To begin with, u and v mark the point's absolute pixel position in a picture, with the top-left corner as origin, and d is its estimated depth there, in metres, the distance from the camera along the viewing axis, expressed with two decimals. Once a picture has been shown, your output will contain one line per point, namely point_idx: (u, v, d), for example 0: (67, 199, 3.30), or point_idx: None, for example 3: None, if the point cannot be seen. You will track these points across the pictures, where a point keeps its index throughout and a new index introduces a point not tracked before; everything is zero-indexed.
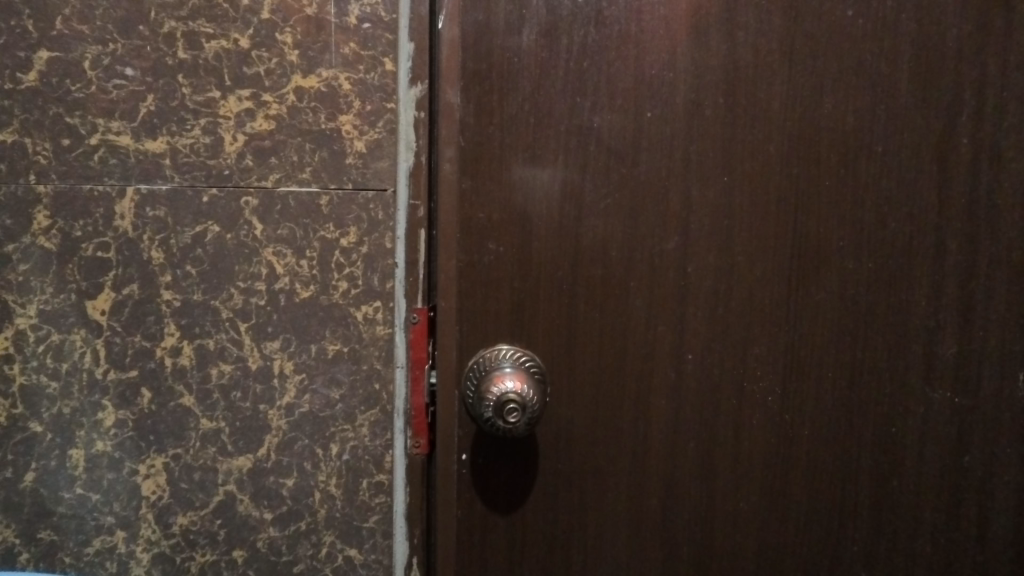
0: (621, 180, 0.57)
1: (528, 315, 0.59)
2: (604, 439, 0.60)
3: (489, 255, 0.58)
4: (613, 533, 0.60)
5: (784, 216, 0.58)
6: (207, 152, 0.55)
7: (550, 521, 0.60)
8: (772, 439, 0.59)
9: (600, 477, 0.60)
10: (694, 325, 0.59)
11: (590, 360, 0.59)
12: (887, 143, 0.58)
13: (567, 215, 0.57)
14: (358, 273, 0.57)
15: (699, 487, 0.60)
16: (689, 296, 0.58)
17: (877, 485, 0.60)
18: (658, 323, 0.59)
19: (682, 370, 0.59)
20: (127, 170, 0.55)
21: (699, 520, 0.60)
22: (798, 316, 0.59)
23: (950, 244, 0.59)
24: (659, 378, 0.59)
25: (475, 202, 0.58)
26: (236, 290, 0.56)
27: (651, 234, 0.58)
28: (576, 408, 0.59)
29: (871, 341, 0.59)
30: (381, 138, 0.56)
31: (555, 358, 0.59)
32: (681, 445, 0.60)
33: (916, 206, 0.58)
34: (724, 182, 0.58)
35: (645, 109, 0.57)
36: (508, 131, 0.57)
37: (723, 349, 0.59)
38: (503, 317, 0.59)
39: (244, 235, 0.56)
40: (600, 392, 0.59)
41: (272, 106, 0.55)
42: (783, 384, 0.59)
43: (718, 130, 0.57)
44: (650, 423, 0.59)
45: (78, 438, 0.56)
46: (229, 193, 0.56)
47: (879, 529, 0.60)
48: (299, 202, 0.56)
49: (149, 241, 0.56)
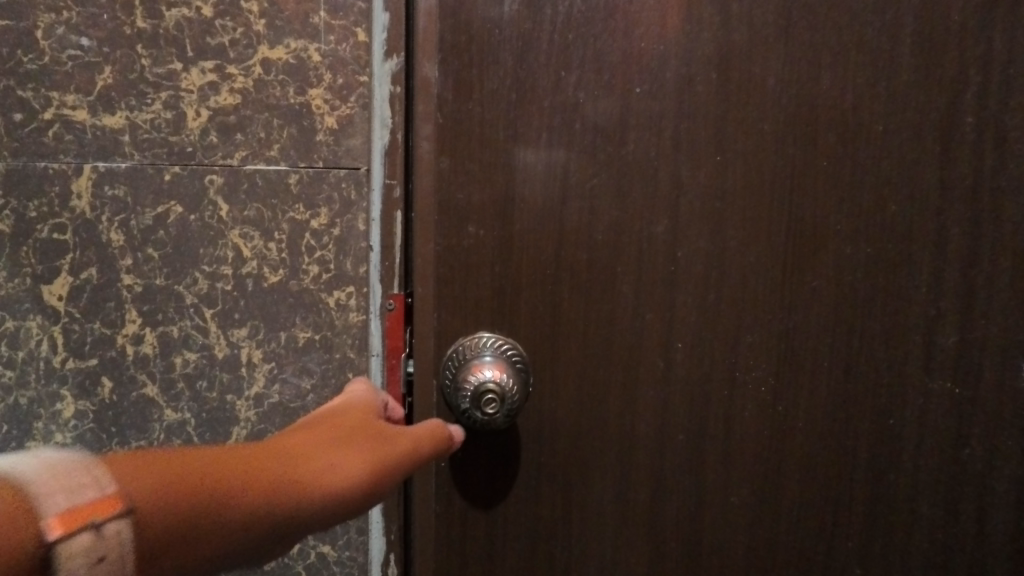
0: (608, 160, 0.54)
1: (510, 303, 0.56)
2: (590, 431, 0.57)
3: (469, 239, 0.55)
4: (598, 529, 0.58)
5: (780, 198, 0.55)
6: (168, 128, 0.52)
7: (532, 517, 0.58)
8: (765, 431, 0.57)
9: (585, 472, 0.57)
10: (684, 313, 0.56)
11: (575, 350, 0.56)
12: (888, 121, 0.55)
13: (551, 196, 0.54)
14: (330, 256, 0.55)
15: (690, 481, 0.57)
16: (679, 283, 0.56)
17: (873, 480, 0.58)
18: (646, 311, 0.56)
19: (671, 359, 0.56)
20: (84, 147, 0.52)
21: (688, 517, 0.58)
22: (793, 305, 0.56)
23: (954, 228, 0.56)
24: (647, 368, 0.56)
25: (453, 182, 0.54)
26: (202, 274, 0.54)
27: (639, 217, 0.55)
28: (559, 399, 0.57)
29: (868, 329, 0.56)
30: (353, 113, 0.54)
31: (539, 347, 0.56)
32: (670, 439, 0.57)
33: (918, 188, 0.55)
34: (716, 162, 0.55)
35: (634, 85, 0.54)
36: (488, 106, 0.54)
37: (713, 338, 0.56)
38: (483, 304, 0.56)
39: (209, 217, 0.53)
40: (586, 384, 0.56)
41: (237, 79, 0.52)
42: (777, 374, 0.57)
43: (711, 108, 0.54)
44: (636, 415, 0.57)
45: (36, 430, 0.54)
46: (193, 171, 0.53)
47: (874, 525, 0.58)
48: (267, 181, 0.54)
49: (108, 222, 0.53)
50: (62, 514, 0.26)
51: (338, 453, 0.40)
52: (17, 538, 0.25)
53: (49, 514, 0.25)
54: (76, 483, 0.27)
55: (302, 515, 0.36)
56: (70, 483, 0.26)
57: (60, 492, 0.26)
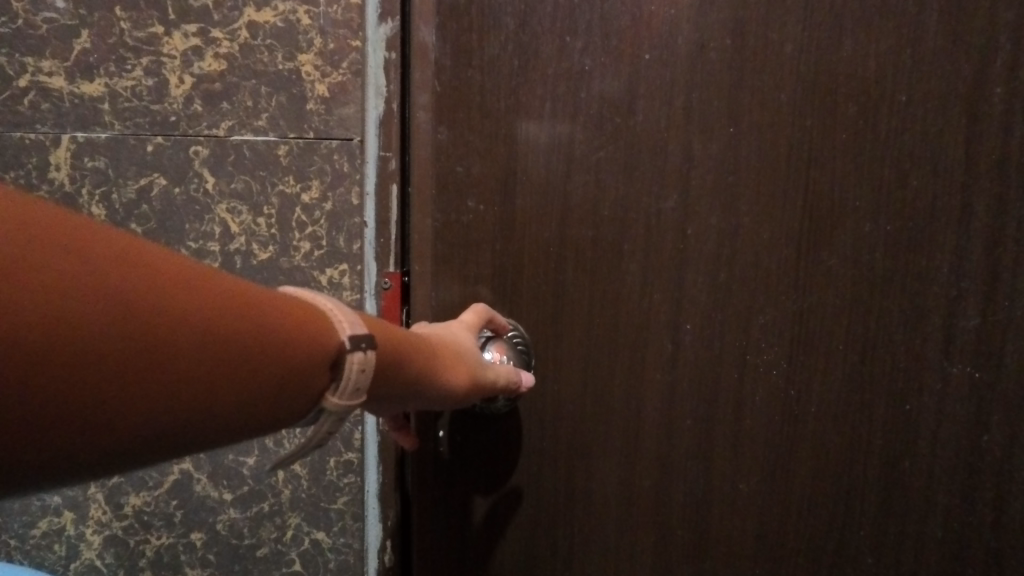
0: (616, 132, 0.51)
1: (511, 281, 0.54)
2: (594, 415, 0.55)
3: (469, 214, 0.53)
4: (600, 516, 0.56)
5: (796, 171, 0.50)
6: (150, 96, 0.49)
7: (534, 503, 0.57)
8: (775, 417, 0.53)
9: (589, 457, 0.55)
10: (693, 293, 0.53)
11: (579, 331, 0.54)
12: (913, 90, 0.48)
13: (555, 169, 0.52)
14: (322, 232, 0.52)
15: (697, 469, 0.54)
16: (689, 262, 0.52)
17: (892, 481, 0.52)
18: (654, 290, 0.53)
19: (679, 342, 0.53)
20: (62, 116, 0.49)
21: (694, 505, 0.55)
22: (808, 285, 0.51)
23: (991, 208, 0.48)
24: (654, 351, 0.54)
25: (453, 154, 0.52)
26: (187, 251, 0.51)
27: (648, 191, 0.52)
28: (563, 381, 0.55)
29: (887, 318, 0.51)
30: (345, 80, 0.51)
31: (542, 328, 0.54)
32: (677, 424, 0.54)
33: (942, 164, 0.49)
34: (730, 134, 0.50)
35: (643, 51, 0.50)
36: (489, 73, 0.51)
37: (725, 321, 0.53)
38: (484, 283, 0.54)
39: (195, 190, 0.51)
40: (590, 366, 0.54)
41: (222, 43, 0.50)
42: (790, 357, 0.52)
43: (726, 75, 0.50)
44: (642, 399, 0.54)
45: None
46: (177, 141, 0.50)
47: (895, 529, 0.53)
48: (254, 152, 0.51)
49: (89, 196, 0.50)
50: (351, 332, 0.30)
51: (474, 356, 0.45)
52: (313, 340, 0.29)
53: (341, 333, 0.30)
54: (354, 318, 0.31)
55: (445, 393, 0.40)
56: (346, 314, 0.31)
57: (347, 322, 0.30)
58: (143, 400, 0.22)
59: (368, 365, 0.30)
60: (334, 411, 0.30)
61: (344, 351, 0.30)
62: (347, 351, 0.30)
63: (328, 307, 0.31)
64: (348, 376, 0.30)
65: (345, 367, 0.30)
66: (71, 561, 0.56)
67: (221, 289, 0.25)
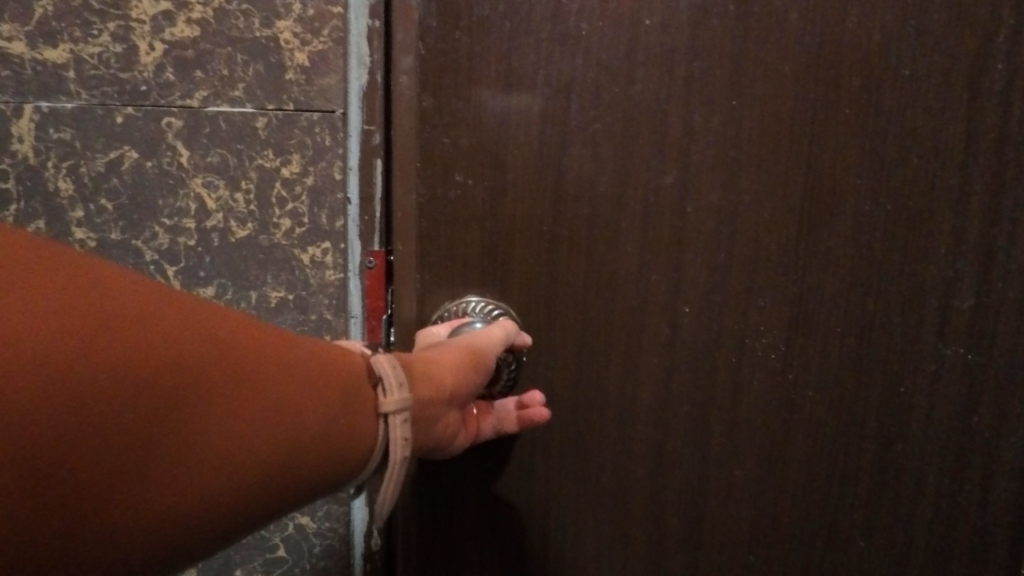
0: (613, 101, 0.47)
1: (501, 263, 0.50)
2: (588, 406, 0.52)
3: (455, 189, 0.49)
4: (593, 508, 0.54)
5: (797, 150, 0.47)
6: (118, 63, 0.46)
7: (527, 498, 0.54)
8: (773, 400, 0.51)
9: (583, 450, 0.53)
10: (692, 274, 0.50)
11: (573, 316, 0.51)
12: (917, 65, 0.46)
13: (549, 142, 0.48)
14: (303, 209, 0.50)
15: (693, 457, 0.52)
16: (687, 242, 0.49)
17: (888, 467, 0.52)
18: (652, 271, 0.50)
19: (677, 327, 0.51)
20: (23, 83, 0.46)
21: (690, 493, 0.53)
22: (815, 266, 0.49)
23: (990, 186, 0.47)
24: (651, 335, 0.51)
25: (435, 124, 0.48)
26: (161, 228, 0.48)
27: (646, 165, 0.48)
28: (556, 373, 0.52)
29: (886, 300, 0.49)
30: (326, 49, 0.49)
31: (533, 312, 0.51)
32: (674, 414, 0.52)
33: (938, 139, 0.47)
34: (732, 107, 0.47)
35: (644, 16, 0.46)
36: (478, 34, 0.47)
37: (724, 304, 0.50)
38: (471, 263, 0.50)
39: (167, 163, 0.48)
40: (584, 353, 0.51)
41: (194, 7, 0.46)
42: (789, 339, 0.50)
43: (727, 45, 0.46)
44: (639, 386, 0.52)
45: None
46: (148, 112, 0.47)
47: (887, 517, 0.52)
48: (230, 124, 0.48)
49: (55, 169, 0.47)
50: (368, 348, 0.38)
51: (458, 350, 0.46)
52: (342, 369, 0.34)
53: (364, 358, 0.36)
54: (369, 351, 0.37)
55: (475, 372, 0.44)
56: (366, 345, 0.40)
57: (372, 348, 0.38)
58: (198, 446, 0.27)
59: (392, 362, 0.37)
60: (396, 412, 0.35)
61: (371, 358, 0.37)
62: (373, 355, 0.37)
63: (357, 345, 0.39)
64: (382, 372, 0.36)
65: (376, 368, 0.36)
66: None
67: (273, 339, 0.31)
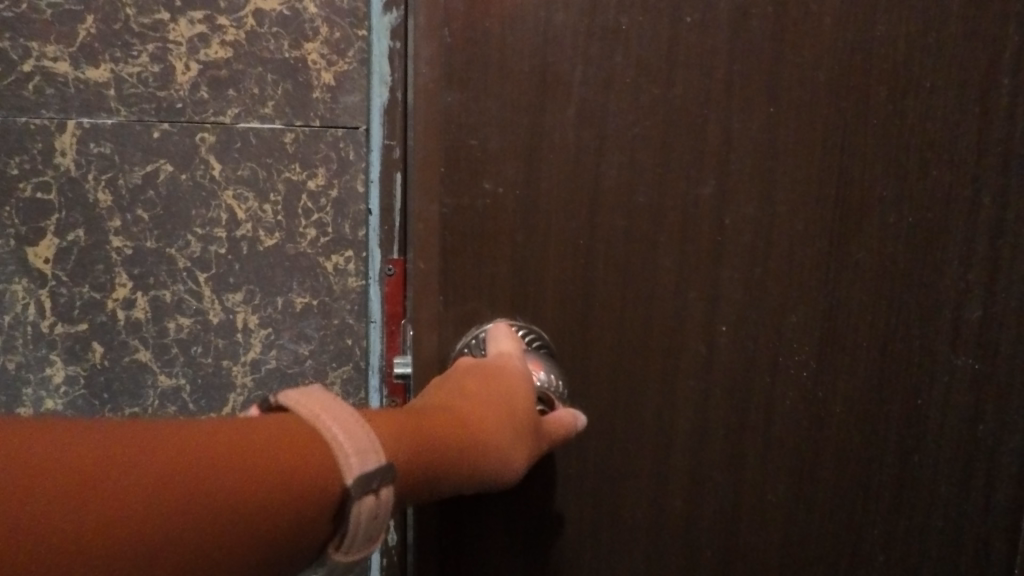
0: (651, 104, 0.47)
1: (534, 283, 0.49)
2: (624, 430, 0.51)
3: (485, 198, 0.47)
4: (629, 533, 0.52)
5: (825, 163, 0.48)
6: (155, 82, 0.49)
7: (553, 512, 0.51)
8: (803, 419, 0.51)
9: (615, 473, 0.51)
10: (729, 290, 0.50)
11: (608, 335, 0.50)
12: (935, 79, 0.48)
13: (585, 148, 0.47)
14: (327, 220, 0.53)
15: (725, 476, 0.52)
16: (725, 252, 0.49)
17: (905, 480, 0.53)
18: (690, 288, 0.49)
19: (714, 344, 0.50)
20: (66, 101, 0.49)
21: (712, 510, 0.52)
22: (851, 278, 0.50)
23: (996, 200, 0.49)
24: (688, 354, 0.50)
25: (462, 126, 0.47)
26: (194, 237, 0.51)
27: (683, 176, 0.48)
28: (590, 393, 0.50)
29: (905, 312, 0.51)
30: (350, 69, 0.51)
31: (568, 333, 0.50)
32: (712, 424, 0.51)
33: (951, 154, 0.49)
34: (768, 115, 0.47)
35: (684, 14, 0.46)
36: (511, 28, 0.45)
37: (761, 316, 0.50)
38: (501, 281, 0.49)
39: (201, 175, 0.51)
40: (620, 372, 0.50)
41: (228, 31, 0.49)
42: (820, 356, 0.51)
43: (768, 46, 0.47)
44: (676, 401, 0.51)
45: (25, 397, 0.52)
46: (182, 128, 0.50)
47: (905, 528, 0.53)
48: (260, 139, 0.51)
49: (95, 181, 0.50)
50: (360, 471, 0.30)
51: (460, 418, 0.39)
52: (318, 490, 0.29)
53: (351, 473, 0.30)
54: (366, 450, 0.30)
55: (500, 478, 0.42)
56: (360, 445, 0.30)
57: (359, 455, 0.30)
58: None
59: (376, 506, 0.31)
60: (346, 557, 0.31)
61: (352, 492, 0.30)
62: (355, 493, 0.30)
63: (341, 442, 0.30)
64: (359, 519, 0.30)
65: (352, 515, 0.30)
66: None
67: (239, 466, 0.27)
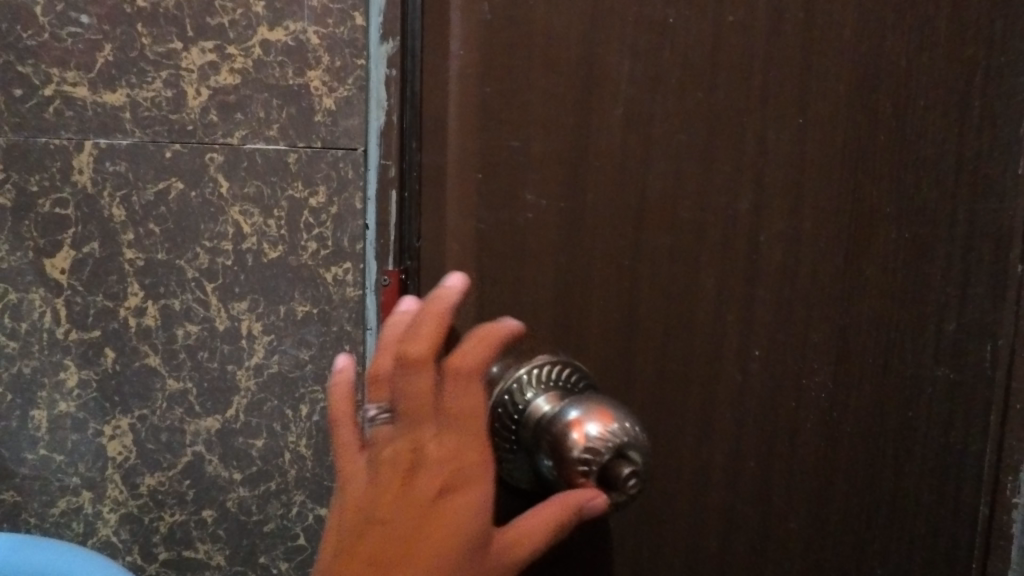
0: (697, 105, 0.51)
1: (579, 289, 0.52)
2: (662, 430, 0.54)
3: (529, 210, 0.52)
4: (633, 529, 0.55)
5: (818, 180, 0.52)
6: (168, 106, 0.53)
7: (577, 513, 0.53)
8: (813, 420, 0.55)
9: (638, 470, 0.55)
10: (763, 297, 0.54)
11: (654, 337, 0.53)
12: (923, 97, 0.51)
13: (631, 161, 0.52)
14: (327, 234, 0.56)
15: (742, 475, 0.55)
16: (762, 260, 0.53)
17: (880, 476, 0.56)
18: (730, 298, 0.53)
19: (750, 360, 0.54)
20: (84, 123, 0.53)
21: (699, 503, 0.55)
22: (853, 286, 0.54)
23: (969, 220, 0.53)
24: (726, 355, 0.54)
25: (501, 135, 0.51)
26: (203, 249, 0.55)
27: (724, 190, 0.52)
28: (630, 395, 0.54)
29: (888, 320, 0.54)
30: (351, 95, 0.54)
31: (613, 333, 0.53)
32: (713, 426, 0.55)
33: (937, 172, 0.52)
34: (799, 124, 0.52)
35: (728, 12, 0.50)
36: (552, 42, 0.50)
37: (794, 320, 0.54)
38: (545, 288, 0.52)
39: (209, 193, 0.55)
40: (664, 373, 0.54)
41: (237, 59, 0.53)
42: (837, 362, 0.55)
43: (797, 52, 0.51)
44: (715, 404, 0.54)
45: (40, 399, 0.56)
46: (193, 148, 0.54)
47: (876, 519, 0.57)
48: (265, 160, 0.55)
49: (110, 198, 0.54)
50: None
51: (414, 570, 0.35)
52: None
53: None
54: None
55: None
56: None
57: None
58: None
59: None
60: None
61: None
62: None
63: None
64: None
65: None
66: (89, 537, 0.58)
67: None
